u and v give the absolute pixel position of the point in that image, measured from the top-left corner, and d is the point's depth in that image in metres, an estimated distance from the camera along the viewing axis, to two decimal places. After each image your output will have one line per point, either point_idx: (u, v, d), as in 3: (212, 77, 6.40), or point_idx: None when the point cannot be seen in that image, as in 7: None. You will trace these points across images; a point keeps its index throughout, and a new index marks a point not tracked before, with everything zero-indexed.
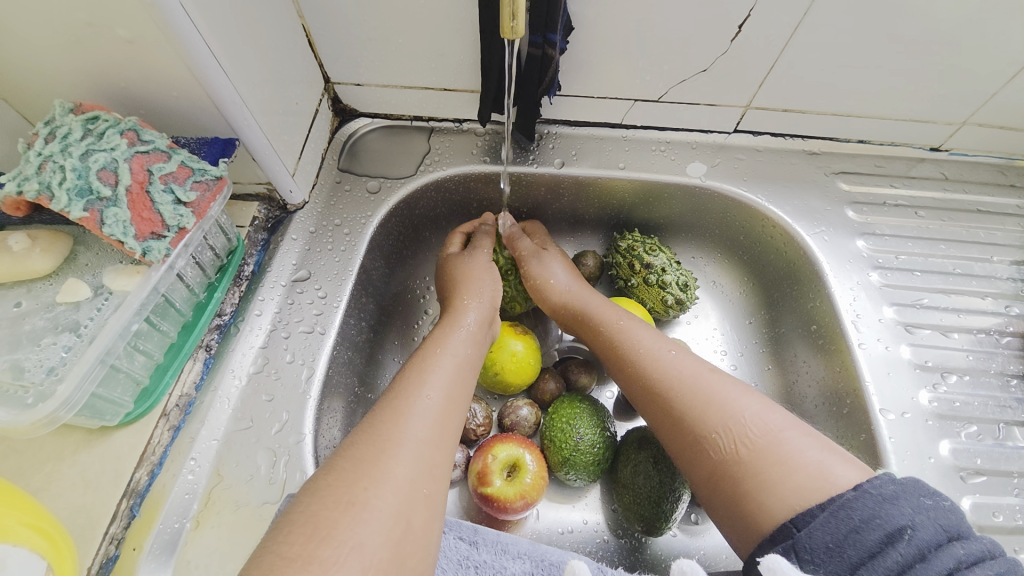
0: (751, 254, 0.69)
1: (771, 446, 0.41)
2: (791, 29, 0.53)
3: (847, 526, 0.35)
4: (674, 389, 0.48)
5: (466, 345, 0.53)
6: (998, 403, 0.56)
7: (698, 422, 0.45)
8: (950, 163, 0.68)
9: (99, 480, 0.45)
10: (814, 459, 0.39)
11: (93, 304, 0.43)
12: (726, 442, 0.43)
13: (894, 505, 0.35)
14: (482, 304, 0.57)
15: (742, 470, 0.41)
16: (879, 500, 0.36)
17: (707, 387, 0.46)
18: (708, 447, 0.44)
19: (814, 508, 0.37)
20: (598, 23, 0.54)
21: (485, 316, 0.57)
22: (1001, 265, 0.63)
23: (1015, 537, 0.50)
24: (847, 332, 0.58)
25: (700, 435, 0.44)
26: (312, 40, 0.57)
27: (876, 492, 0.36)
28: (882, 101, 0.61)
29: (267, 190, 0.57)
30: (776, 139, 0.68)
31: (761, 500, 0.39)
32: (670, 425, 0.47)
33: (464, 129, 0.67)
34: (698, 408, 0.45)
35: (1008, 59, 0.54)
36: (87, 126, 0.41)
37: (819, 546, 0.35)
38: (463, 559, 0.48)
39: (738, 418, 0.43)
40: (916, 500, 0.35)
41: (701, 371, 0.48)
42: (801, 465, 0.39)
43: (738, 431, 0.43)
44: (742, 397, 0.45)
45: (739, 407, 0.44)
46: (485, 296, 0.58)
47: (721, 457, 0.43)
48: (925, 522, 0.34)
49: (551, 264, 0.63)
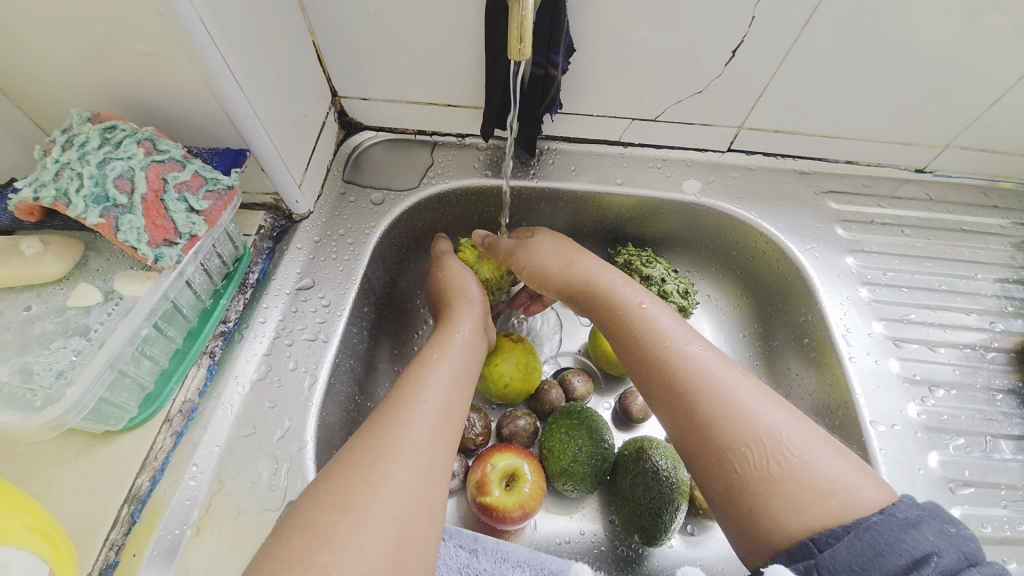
0: (744, 269, 0.71)
1: (802, 468, 0.41)
2: (783, 54, 0.55)
3: (872, 550, 0.36)
4: (702, 395, 0.47)
5: (462, 351, 0.54)
6: (985, 416, 0.58)
7: (728, 434, 0.44)
8: (935, 183, 0.70)
9: (100, 485, 0.45)
10: (847, 483, 0.40)
11: (103, 309, 0.43)
12: (758, 456, 0.43)
13: (918, 531, 0.36)
14: (475, 312, 0.59)
15: (768, 487, 0.41)
16: (903, 525, 0.37)
17: (737, 397, 0.46)
18: (736, 459, 0.43)
19: (838, 530, 0.38)
20: (598, 45, 0.56)
21: (478, 326, 0.58)
22: (985, 282, 0.65)
23: (1003, 547, 0.51)
24: (839, 346, 0.60)
25: (729, 446, 0.44)
26: (321, 55, 0.58)
27: (901, 516, 0.37)
28: (870, 124, 0.63)
29: (274, 200, 0.58)
30: (768, 159, 0.70)
31: (783, 519, 0.40)
32: (694, 430, 0.47)
33: (466, 144, 0.69)
34: (730, 418, 0.45)
35: (990, 86, 0.57)
36: (104, 135, 0.43)
37: (843, 568, 0.36)
38: (463, 567, 0.48)
39: (772, 434, 0.43)
40: (940, 527, 0.36)
41: (731, 377, 0.48)
42: (834, 490, 0.40)
43: (773, 446, 0.43)
44: (773, 411, 0.45)
45: (771, 422, 0.44)
46: (474, 301, 0.60)
47: (748, 470, 0.43)
48: (948, 549, 0.35)
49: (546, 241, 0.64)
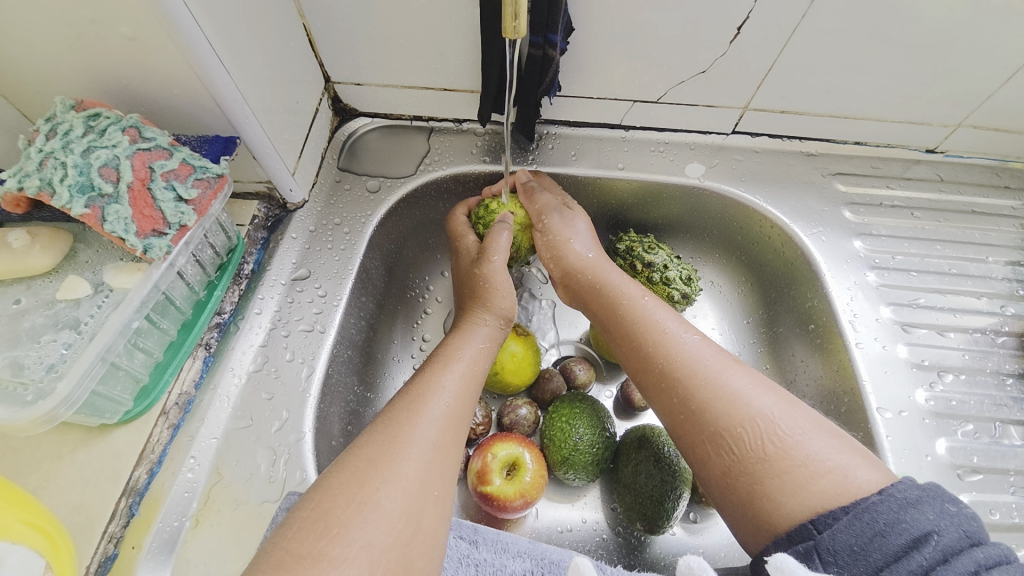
0: (749, 254, 0.70)
1: (795, 448, 0.41)
2: (789, 31, 0.53)
3: (872, 530, 0.35)
4: (694, 380, 0.47)
5: (483, 358, 0.52)
6: (995, 402, 0.57)
7: (721, 416, 0.44)
8: (946, 164, 0.68)
9: (97, 479, 0.45)
10: (838, 462, 0.39)
11: (93, 301, 0.43)
12: (752, 437, 0.42)
13: (918, 510, 0.35)
14: (500, 316, 0.56)
15: (763, 468, 0.41)
16: (903, 504, 0.36)
17: (729, 381, 0.46)
18: (731, 442, 0.43)
19: (837, 511, 0.37)
20: (597, 24, 0.54)
21: (495, 335, 0.55)
22: (996, 265, 0.64)
23: (1012, 534, 0.50)
24: (846, 331, 0.59)
25: (722, 429, 0.43)
26: (312, 39, 0.57)
27: (900, 496, 0.36)
28: (878, 103, 0.61)
29: (267, 189, 0.57)
30: (773, 141, 0.68)
31: (781, 501, 0.39)
32: (688, 415, 0.46)
33: (464, 129, 0.68)
34: (722, 401, 0.44)
35: (1004, 62, 0.54)
36: (88, 123, 0.42)
37: (843, 549, 0.36)
38: (464, 557, 0.48)
39: (765, 415, 0.43)
40: (940, 506, 0.36)
41: (723, 361, 0.48)
42: (827, 468, 0.39)
43: (765, 427, 0.42)
44: (764, 393, 0.45)
45: (761, 404, 0.44)
46: (509, 288, 0.58)
47: (742, 454, 0.42)
48: (949, 527, 0.34)
49: (574, 219, 0.61)
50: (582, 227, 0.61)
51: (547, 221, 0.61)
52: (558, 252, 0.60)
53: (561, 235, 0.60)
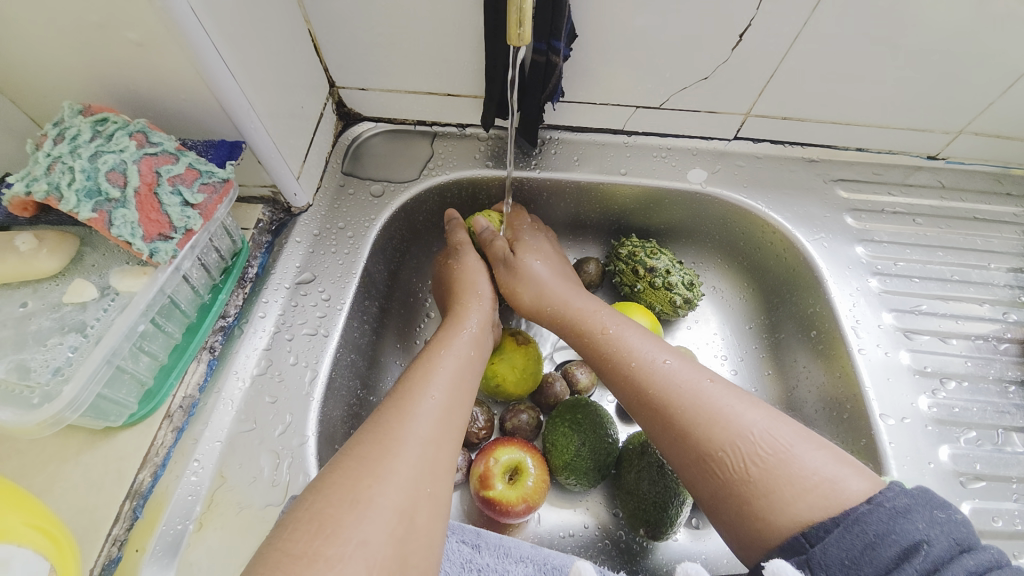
0: (751, 260, 0.70)
1: (781, 465, 0.41)
2: (791, 38, 0.53)
3: (862, 541, 0.35)
4: (674, 406, 0.47)
5: (469, 346, 0.53)
6: (997, 409, 0.57)
7: (703, 441, 0.44)
8: (948, 171, 0.69)
9: (101, 481, 0.45)
10: (826, 474, 0.39)
11: (99, 305, 0.43)
12: (734, 460, 0.42)
13: (909, 520, 0.35)
14: (483, 308, 0.58)
15: (749, 489, 0.41)
16: (892, 514, 0.36)
17: (707, 401, 0.46)
18: (713, 465, 0.43)
19: (828, 523, 0.37)
20: (601, 31, 0.54)
21: (479, 342, 0.55)
22: (998, 272, 0.64)
23: (1015, 542, 0.50)
24: (848, 337, 0.59)
25: (706, 453, 0.44)
26: (318, 44, 0.57)
27: (890, 505, 0.36)
28: (880, 109, 0.62)
29: (272, 192, 0.57)
30: (776, 146, 0.68)
31: (770, 519, 0.39)
32: (670, 442, 0.47)
33: (467, 134, 0.68)
34: (700, 426, 0.45)
35: (1005, 69, 0.55)
36: (96, 128, 0.42)
37: (834, 562, 0.35)
38: (465, 562, 0.48)
39: (746, 436, 0.43)
40: (930, 513, 0.36)
41: (701, 380, 0.47)
42: (813, 483, 0.39)
43: (747, 448, 0.42)
44: (747, 410, 0.44)
45: (746, 422, 0.43)
46: (482, 296, 0.60)
47: (727, 477, 0.42)
48: (939, 536, 0.34)
49: (524, 263, 0.62)
50: (532, 263, 0.61)
51: (499, 276, 0.63)
52: (515, 300, 0.62)
53: (511, 284, 0.62)
